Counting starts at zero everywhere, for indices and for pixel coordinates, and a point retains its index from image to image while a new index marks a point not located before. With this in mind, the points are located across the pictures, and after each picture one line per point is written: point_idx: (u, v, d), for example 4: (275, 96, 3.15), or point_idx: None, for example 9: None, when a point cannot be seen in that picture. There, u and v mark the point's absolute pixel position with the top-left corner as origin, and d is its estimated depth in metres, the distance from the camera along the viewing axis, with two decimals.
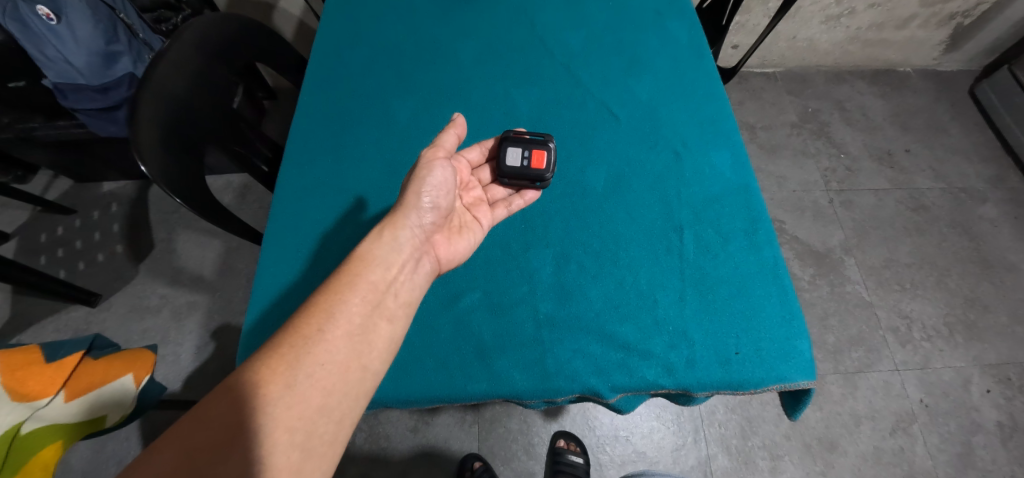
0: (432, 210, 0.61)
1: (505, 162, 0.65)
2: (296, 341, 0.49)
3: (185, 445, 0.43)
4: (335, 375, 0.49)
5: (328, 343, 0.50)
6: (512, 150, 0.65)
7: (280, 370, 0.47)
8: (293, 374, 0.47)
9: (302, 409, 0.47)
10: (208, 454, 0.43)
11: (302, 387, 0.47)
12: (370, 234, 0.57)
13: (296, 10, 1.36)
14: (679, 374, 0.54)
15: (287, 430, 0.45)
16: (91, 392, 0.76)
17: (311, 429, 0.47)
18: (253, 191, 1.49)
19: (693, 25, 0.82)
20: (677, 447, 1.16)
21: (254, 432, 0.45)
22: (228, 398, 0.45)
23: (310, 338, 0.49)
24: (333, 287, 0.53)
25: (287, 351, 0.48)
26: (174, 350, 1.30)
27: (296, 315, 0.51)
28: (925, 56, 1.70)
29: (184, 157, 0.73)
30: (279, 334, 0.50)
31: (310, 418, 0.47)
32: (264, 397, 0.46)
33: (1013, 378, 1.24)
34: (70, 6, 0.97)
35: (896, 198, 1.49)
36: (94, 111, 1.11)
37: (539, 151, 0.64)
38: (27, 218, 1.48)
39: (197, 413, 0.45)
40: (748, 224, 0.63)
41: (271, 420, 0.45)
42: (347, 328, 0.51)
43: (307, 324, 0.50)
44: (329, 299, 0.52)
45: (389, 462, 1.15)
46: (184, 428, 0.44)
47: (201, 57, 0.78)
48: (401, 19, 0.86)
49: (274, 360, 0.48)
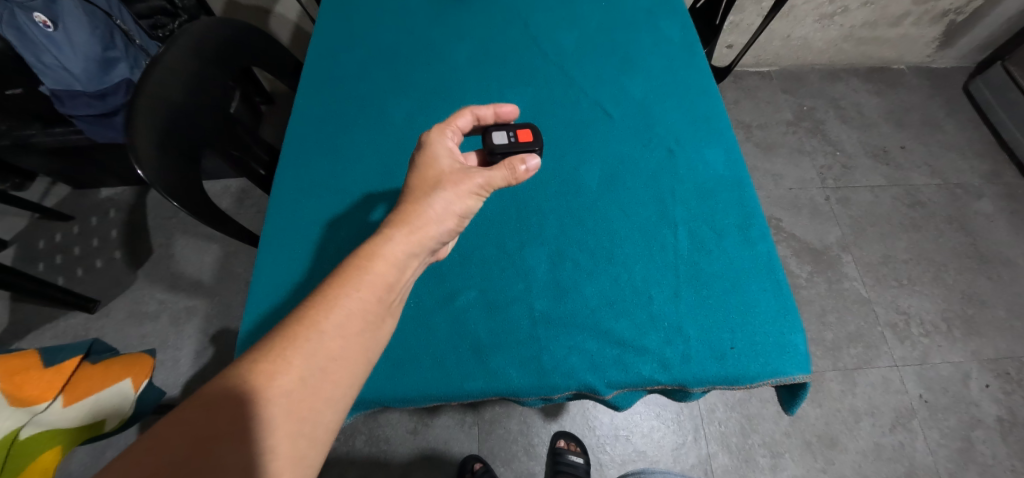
0: (455, 217, 0.56)
1: (494, 142, 0.62)
2: (306, 332, 0.47)
3: (193, 433, 0.42)
4: (345, 368, 0.48)
5: (341, 338, 0.48)
6: (498, 132, 0.63)
7: (294, 362, 0.46)
8: (307, 367, 0.46)
9: (311, 400, 0.45)
10: (218, 442, 0.42)
11: (315, 380, 0.46)
12: (393, 231, 0.53)
13: (292, 15, 1.37)
14: (675, 370, 0.55)
15: (296, 421, 0.44)
16: (88, 398, 0.76)
17: (320, 420, 0.46)
18: (251, 196, 1.49)
19: (686, 23, 0.82)
20: (677, 446, 1.17)
21: (263, 423, 0.44)
22: (237, 385, 0.44)
23: (324, 332, 0.47)
24: (343, 277, 0.50)
25: (301, 343, 0.46)
26: (173, 355, 1.30)
27: (309, 306, 0.48)
28: (919, 53, 1.71)
29: (179, 162, 0.73)
30: (287, 322, 0.48)
31: (319, 410, 0.46)
32: (275, 389, 0.44)
33: (1012, 372, 1.25)
34: (68, 14, 0.97)
35: (893, 194, 1.50)
36: (91, 118, 1.12)
37: (524, 130, 0.64)
38: (26, 225, 1.48)
39: (203, 401, 0.43)
40: (742, 220, 0.63)
41: (278, 412, 0.44)
42: (356, 319, 0.49)
43: (322, 317, 0.48)
44: (339, 289, 0.49)
45: (390, 465, 1.15)
46: (190, 416, 0.43)
47: (198, 63, 0.78)
48: (395, 22, 0.86)
49: (286, 351, 0.46)
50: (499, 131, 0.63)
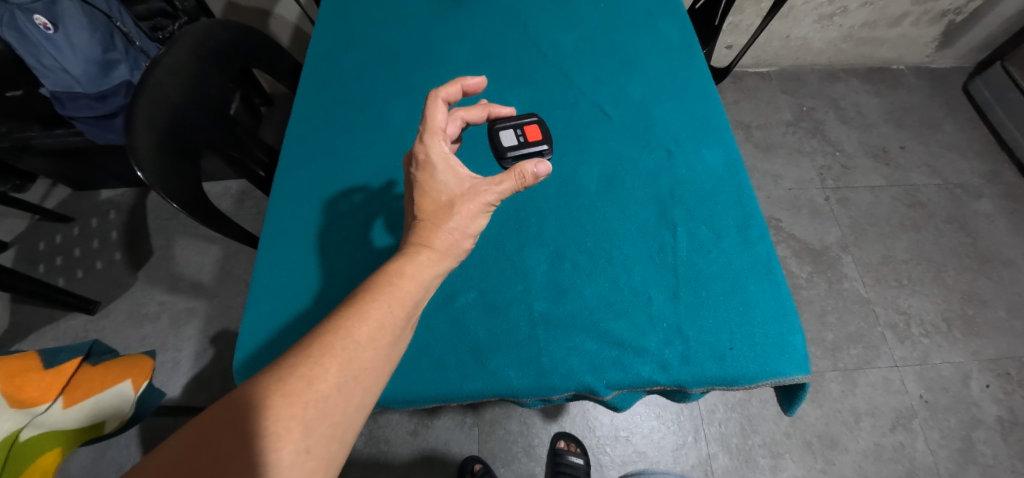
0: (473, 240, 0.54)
1: (502, 144, 0.63)
2: (342, 338, 0.45)
3: (230, 432, 0.41)
4: (376, 376, 0.46)
5: (375, 349, 0.46)
6: (505, 132, 0.64)
7: (331, 369, 0.44)
8: (344, 375, 0.44)
9: (347, 405, 0.44)
10: (253, 441, 0.41)
11: (349, 387, 0.45)
12: (416, 254, 0.51)
13: (292, 17, 1.37)
14: (674, 371, 0.55)
15: (331, 425, 0.44)
16: (88, 399, 0.76)
17: (350, 424, 0.45)
18: (251, 197, 1.50)
19: (685, 25, 0.82)
20: (677, 446, 1.16)
21: (296, 427, 0.42)
22: (273, 387, 0.42)
23: (360, 342, 0.46)
24: (376, 285, 0.48)
25: (337, 350, 0.45)
26: (174, 356, 1.30)
27: (341, 314, 0.47)
28: (918, 53, 1.71)
29: (180, 162, 0.73)
30: (321, 328, 0.46)
31: (350, 415, 0.45)
32: (311, 394, 0.43)
33: (1012, 372, 1.25)
34: (68, 16, 0.97)
35: (892, 194, 1.50)
36: (91, 119, 1.12)
37: (533, 126, 0.65)
38: (26, 227, 1.48)
39: (240, 400, 0.42)
40: (741, 220, 0.63)
41: (315, 416, 0.43)
42: (390, 328, 0.47)
43: (356, 326, 0.46)
44: (372, 298, 0.48)
45: (390, 465, 1.15)
46: (227, 414, 0.41)
47: (198, 64, 0.78)
48: (395, 24, 0.87)
49: (323, 357, 0.44)
50: (506, 132, 0.64)
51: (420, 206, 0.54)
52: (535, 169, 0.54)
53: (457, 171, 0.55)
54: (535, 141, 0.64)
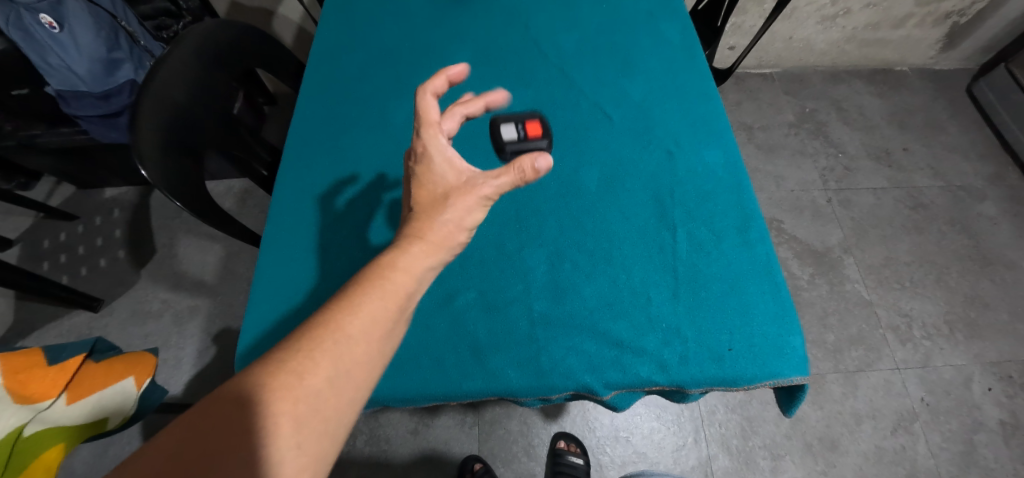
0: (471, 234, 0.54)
1: (503, 138, 0.64)
2: (334, 332, 0.44)
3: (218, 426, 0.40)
4: (368, 371, 0.45)
5: (367, 343, 0.45)
6: (506, 126, 0.65)
7: (321, 363, 0.43)
8: (335, 370, 0.43)
9: (339, 401, 0.44)
10: (241, 437, 0.40)
11: (340, 383, 0.44)
12: (409, 246, 0.50)
13: (295, 16, 1.38)
14: (673, 371, 0.55)
15: (323, 422, 0.43)
16: (92, 395, 0.77)
17: (342, 420, 0.44)
18: (254, 197, 1.50)
19: (686, 26, 0.82)
20: (677, 447, 1.17)
21: (287, 423, 0.41)
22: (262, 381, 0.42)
23: (351, 334, 0.45)
24: (369, 277, 0.48)
25: (329, 344, 0.44)
26: (176, 354, 1.31)
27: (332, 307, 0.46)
28: (922, 55, 1.70)
29: (183, 161, 0.74)
30: (313, 320, 0.45)
31: (341, 411, 0.44)
32: (302, 389, 0.42)
33: (1014, 375, 1.24)
34: (73, 16, 0.97)
35: (895, 196, 1.50)
36: (96, 118, 1.12)
37: (533, 121, 0.65)
38: (31, 224, 1.50)
39: (229, 393, 0.41)
40: (740, 222, 0.63)
41: (306, 412, 0.42)
42: (382, 322, 0.46)
43: (348, 319, 0.45)
44: (365, 291, 0.47)
45: (391, 464, 1.16)
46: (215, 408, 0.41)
47: (201, 63, 0.79)
48: (397, 23, 0.87)
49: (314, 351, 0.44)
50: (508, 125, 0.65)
51: (416, 199, 0.54)
52: (536, 163, 0.53)
53: (455, 164, 0.55)
54: (535, 137, 0.64)
